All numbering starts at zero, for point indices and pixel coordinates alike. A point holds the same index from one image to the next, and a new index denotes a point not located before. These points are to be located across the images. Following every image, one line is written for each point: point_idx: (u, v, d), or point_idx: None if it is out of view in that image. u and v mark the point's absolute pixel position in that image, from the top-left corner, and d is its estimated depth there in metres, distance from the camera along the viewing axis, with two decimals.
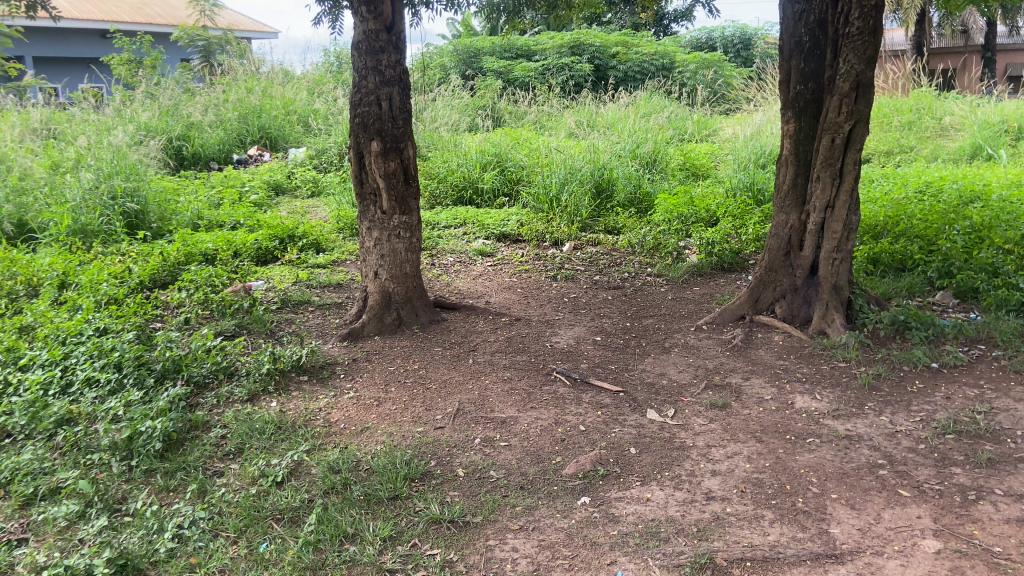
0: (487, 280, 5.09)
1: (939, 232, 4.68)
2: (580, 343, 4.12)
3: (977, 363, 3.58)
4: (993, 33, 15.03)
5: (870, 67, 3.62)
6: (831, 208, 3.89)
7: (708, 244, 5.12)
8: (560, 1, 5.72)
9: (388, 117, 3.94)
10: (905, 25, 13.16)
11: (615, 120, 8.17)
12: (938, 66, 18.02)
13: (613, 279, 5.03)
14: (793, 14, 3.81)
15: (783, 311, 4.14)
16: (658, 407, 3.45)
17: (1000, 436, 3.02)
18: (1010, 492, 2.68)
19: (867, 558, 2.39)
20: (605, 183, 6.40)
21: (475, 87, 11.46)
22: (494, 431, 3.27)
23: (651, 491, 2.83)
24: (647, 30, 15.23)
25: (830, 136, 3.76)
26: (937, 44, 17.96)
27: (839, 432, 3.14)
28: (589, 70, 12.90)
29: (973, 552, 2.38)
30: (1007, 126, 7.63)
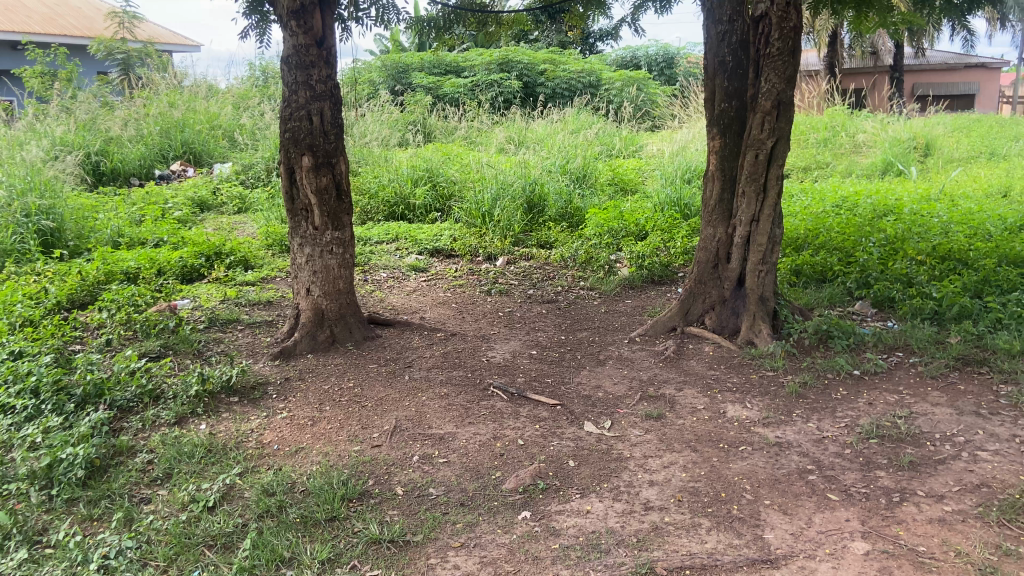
0: (420, 295, 5.04)
1: (856, 244, 4.90)
2: (516, 357, 4.12)
3: (896, 369, 3.73)
4: (899, 55, 15.91)
5: (790, 87, 3.78)
6: (756, 221, 4.03)
7: (639, 258, 5.20)
8: (490, 19, 5.84)
9: (320, 132, 3.88)
10: (818, 46, 13.81)
11: (545, 137, 8.28)
12: (849, 85, 18.95)
13: (547, 292, 5.06)
14: (716, 35, 4.02)
15: (713, 322, 4.25)
16: (595, 419, 3.48)
17: (920, 440, 3.16)
18: (932, 493, 2.81)
19: (800, 562, 2.47)
20: (537, 199, 6.46)
21: (405, 102, 11.41)
22: (432, 447, 3.23)
23: (591, 503, 2.85)
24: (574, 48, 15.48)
25: (754, 152, 3.90)
26: (848, 64, 18.90)
27: (769, 440, 3.24)
28: (518, 87, 13.03)
29: (899, 552, 2.49)
30: (915, 143, 8.05)
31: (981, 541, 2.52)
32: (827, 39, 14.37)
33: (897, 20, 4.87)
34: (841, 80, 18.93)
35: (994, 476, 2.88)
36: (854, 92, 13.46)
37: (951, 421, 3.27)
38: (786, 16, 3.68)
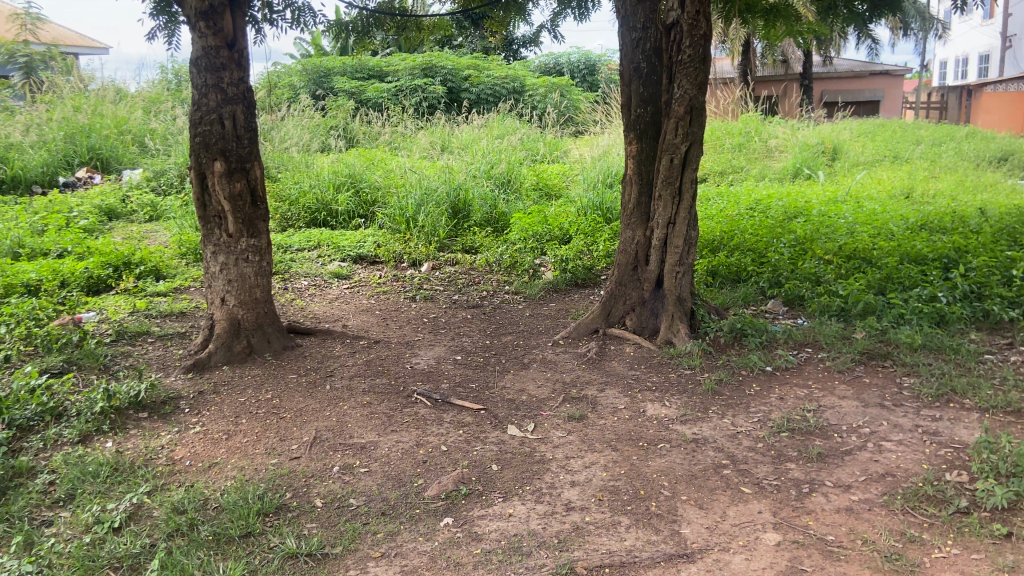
0: (343, 303, 4.95)
1: (768, 245, 5.09)
2: (440, 363, 4.09)
3: (806, 365, 3.86)
4: (810, 63, 16.58)
5: (702, 93, 3.90)
6: (672, 224, 4.13)
7: (562, 261, 5.23)
8: (410, 23, 5.83)
9: (232, 137, 3.77)
10: (734, 54, 14.27)
11: (469, 142, 8.26)
12: (764, 92, 19.63)
13: (472, 297, 5.05)
14: (630, 42, 4.13)
15: (633, 323, 4.32)
16: (518, 422, 3.49)
17: (828, 432, 3.29)
18: (839, 483, 2.93)
19: (715, 555, 2.54)
20: (461, 204, 6.45)
21: (326, 107, 11.22)
22: (353, 457, 3.18)
23: (512, 506, 2.85)
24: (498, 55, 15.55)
25: (669, 156, 4.00)
26: (762, 72, 19.58)
27: (687, 437, 3.31)
28: (442, 92, 12.97)
29: (809, 542, 2.60)
30: (824, 148, 8.40)
31: (885, 529, 2.64)
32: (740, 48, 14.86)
33: (805, 29, 5.06)
34: (755, 88, 19.59)
35: (897, 465, 3.01)
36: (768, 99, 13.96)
37: (857, 412, 3.40)
38: (696, 24, 3.80)
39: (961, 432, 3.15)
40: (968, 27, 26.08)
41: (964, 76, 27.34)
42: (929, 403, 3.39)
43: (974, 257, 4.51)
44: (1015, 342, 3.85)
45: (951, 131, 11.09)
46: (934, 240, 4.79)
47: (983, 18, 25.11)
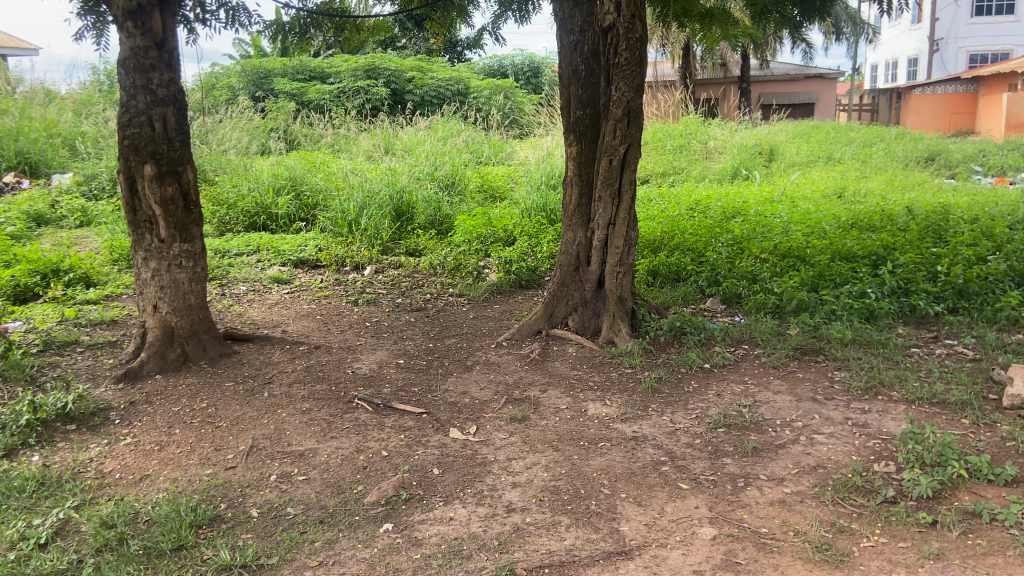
0: (282, 308, 4.86)
1: (707, 245, 5.19)
2: (382, 368, 4.05)
3: (742, 361, 3.95)
4: (748, 67, 16.98)
5: (638, 95, 3.95)
6: (613, 225, 4.17)
7: (506, 263, 5.24)
8: (349, 25, 5.78)
9: (163, 139, 3.68)
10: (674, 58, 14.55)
11: (412, 144, 8.22)
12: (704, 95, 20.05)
13: (415, 300, 5.02)
14: (569, 44, 4.16)
15: (575, 324, 4.35)
16: (461, 425, 3.47)
17: (763, 426, 3.36)
18: (772, 476, 3.00)
19: (653, 551, 2.58)
20: (404, 206, 6.40)
21: (266, 108, 11.01)
22: (291, 465, 3.12)
23: (453, 510, 2.84)
24: (442, 56, 15.52)
25: (608, 158, 4.04)
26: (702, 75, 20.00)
27: (627, 435, 3.35)
28: (385, 94, 12.86)
29: (743, 535, 2.65)
30: (761, 149, 8.61)
31: (816, 520, 2.71)
32: (680, 50, 15.12)
33: (738, 33, 5.18)
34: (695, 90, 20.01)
35: (828, 457, 3.09)
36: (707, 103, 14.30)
37: (791, 407, 3.48)
38: (632, 27, 3.84)
39: (889, 423, 3.26)
40: (898, 32, 27.09)
41: (894, 79, 28.35)
42: (859, 396, 3.50)
43: (901, 254, 4.67)
44: (940, 335, 4.00)
45: (882, 132, 11.48)
46: (864, 238, 4.94)
47: (911, 22, 26.06)
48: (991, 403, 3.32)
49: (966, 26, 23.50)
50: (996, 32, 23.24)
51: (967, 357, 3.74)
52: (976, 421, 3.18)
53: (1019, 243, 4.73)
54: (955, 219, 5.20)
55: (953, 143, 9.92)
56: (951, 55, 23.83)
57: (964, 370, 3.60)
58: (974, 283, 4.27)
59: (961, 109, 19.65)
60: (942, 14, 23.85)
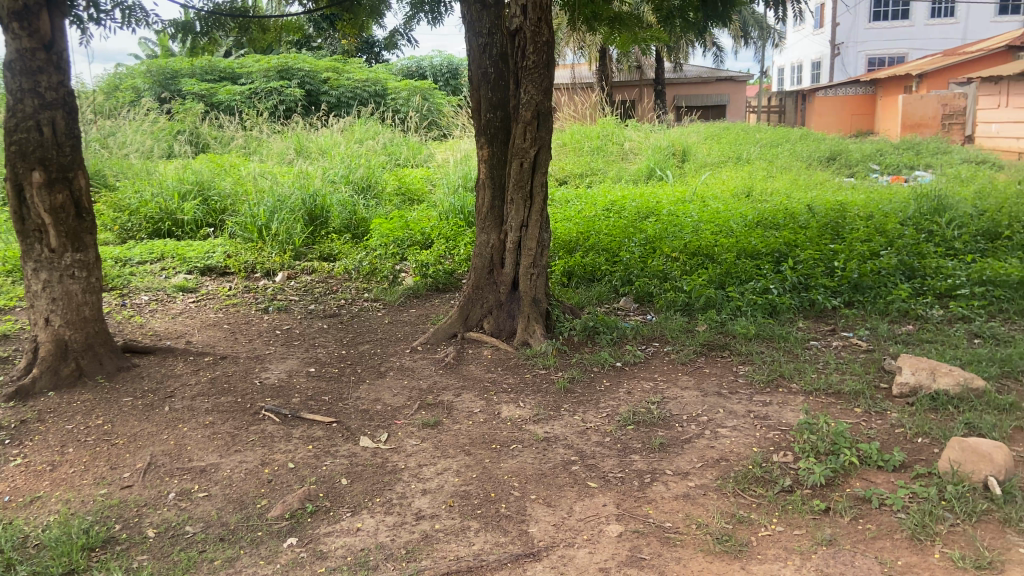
0: (187, 318, 4.69)
1: (621, 245, 5.27)
2: (292, 377, 3.96)
3: (652, 359, 4.02)
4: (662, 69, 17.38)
5: (547, 98, 3.97)
6: (525, 227, 4.19)
7: (422, 266, 5.20)
8: (254, 26, 5.63)
9: (52, 145, 3.49)
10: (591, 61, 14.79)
11: (328, 147, 8.08)
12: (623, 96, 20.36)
13: (329, 306, 4.92)
14: (477, 47, 4.15)
15: (490, 326, 4.34)
16: (371, 433, 3.42)
17: (670, 422, 3.43)
18: (678, 471, 3.07)
19: (560, 551, 2.60)
20: (318, 210, 6.29)
21: (172, 110, 10.63)
22: (192, 481, 3.02)
23: (361, 520, 2.79)
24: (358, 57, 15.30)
25: (519, 160, 4.05)
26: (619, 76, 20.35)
27: (538, 436, 3.37)
28: (300, 96, 12.61)
29: (648, 530, 2.70)
30: (675, 150, 8.82)
31: (718, 511, 2.79)
32: (597, 52, 15.36)
33: (647, 36, 5.27)
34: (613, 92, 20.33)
35: (730, 449, 3.18)
36: (622, 106, 14.65)
37: (697, 402, 3.57)
38: (539, 31, 3.85)
39: (788, 415, 3.37)
40: (804, 36, 28.24)
41: (800, 80, 29.54)
42: (761, 389, 3.61)
43: (802, 251, 4.86)
44: (837, 328, 4.17)
45: (788, 132, 11.95)
46: (768, 236, 5.11)
47: (815, 27, 27.22)
48: (881, 392, 3.49)
49: (865, 31, 24.71)
50: (891, 36, 24.52)
51: (861, 348, 3.92)
52: (869, 410, 3.33)
53: (909, 238, 4.99)
54: (851, 217, 5.43)
55: (851, 143, 10.42)
56: (851, 59, 25.00)
57: (858, 360, 3.76)
58: (868, 277, 4.47)
59: (861, 110, 20.71)
60: (843, 19, 24.99)
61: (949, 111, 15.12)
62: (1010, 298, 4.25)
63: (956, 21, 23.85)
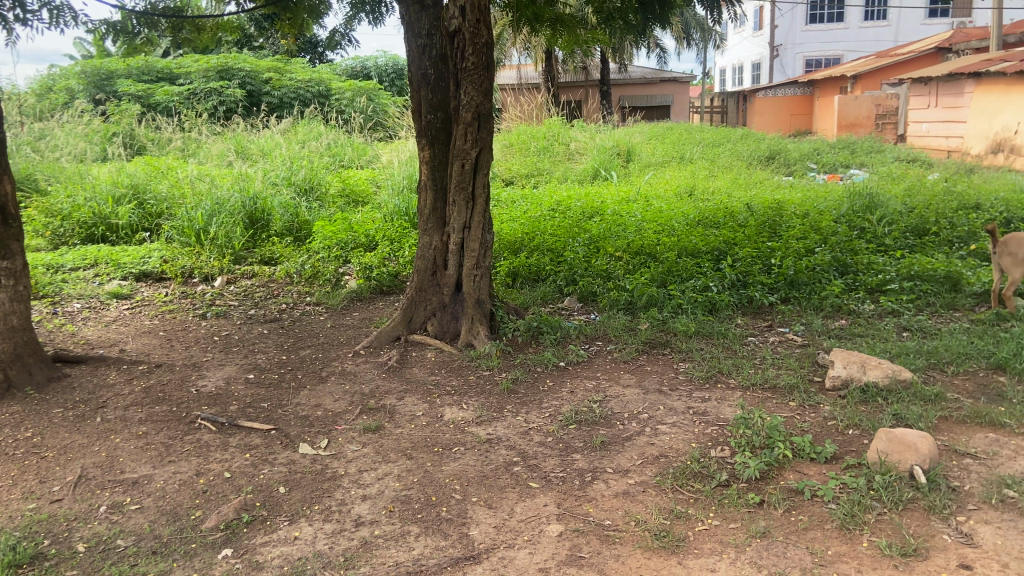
0: (121, 326, 4.56)
1: (565, 244, 5.30)
2: (230, 384, 3.87)
3: (595, 358, 4.05)
4: (607, 70, 17.59)
5: (488, 100, 3.97)
6: (468, 228, 4.18)
7: (366, 269, 5.14)
8: (188, 26, 5.51)
9: None
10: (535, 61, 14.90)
11: (270, 148, 7.95)
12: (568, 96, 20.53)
13: (269, 311, 4.83)
14: (416, 48, 4.10)
15: (434, 328, 4.32)
16: (311, 440, 3.37)
17: (612, 420, 3.46)
18: (618, 468, 3.10)
19: (500, 553, 2.60)
20: (259, 213, 6.18)
21: (106, 111, 10.33)
22: (124, 494, 2.93)
23: (299, 529, 2.75)
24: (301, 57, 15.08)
25: (460, 162, 4.04)
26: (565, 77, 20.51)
27: (481, 438, 3.36)
28: (241, 96, 12.37)
29: (588, 529, 2.72)
30: (619, 150, 8.91)
31: (656, 508, 2.82)
32: (543, 53, 15.43)
33: (586, 38, 5.22)
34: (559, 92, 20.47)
35: (670, 446, 3.22)
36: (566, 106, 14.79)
37: (638, 400, 3.61)
38: (478, 32, 3.85)
39: (726, 410, 3.44)
40: (745, 38, 28.84)
41: (740, 82, 30.20)
42: (700, 385, 3.67)
43: (741, 249, 4.96)
44: (774, 324, 4.26)
45: (730, 132, 12.19)
46: (708, 235, 5.20)
47: (755, 29, 27.84)
48: (815, 385, 3.59)
49: (802, 33, 25.37)
50: (827, 38, 25.22)
51: (796, 343, 4.01)
52: (803, 404, 3.42)
53: (842, 235, 5.13)
54: (788, 215, 5.56)
55: (788, 143, 10.69)
56: (788, 60, 25.62)
57: (793, 355, 3.86)
58: (803, 273, 4.58)
59: (799, 111, 21.28)
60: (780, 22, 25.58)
61: (882, 111, 15.71)
62: (936, 292, 4.42)
63: (888, 23, 24.48)
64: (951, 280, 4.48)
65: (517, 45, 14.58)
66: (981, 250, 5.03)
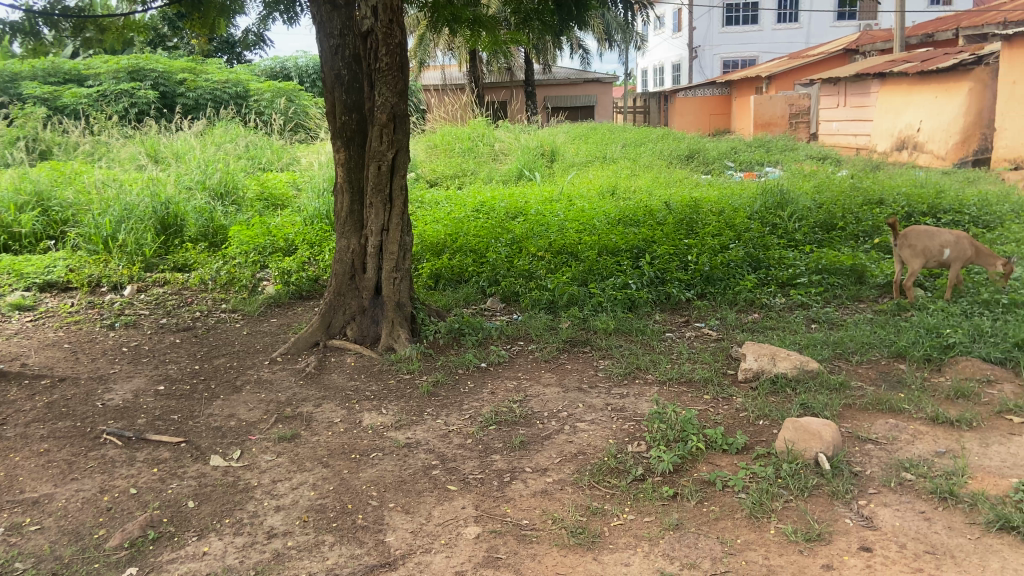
0: (23, 339, 4.33)
1: (488, 245, 5.30)
2: (139, 397, 3.72)
3: (517, 358, 4.06)
4: (531, 72, 17.70)
5: (403, 101, 3.92)
6: (386, 230, 4.13)
7: (284, 274, 5.03)
8: (90, 25, 5.25)
9: None
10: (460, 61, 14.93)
11: (184, 151, 7.70)
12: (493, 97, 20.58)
13: (183, 319, 4.67)
14: (329, 48, 4.00)
15: (353, 333, 4.25)
16: (223, 451, 3.27)
17: (532, 420, 3.47)
18: (537, 468, 3.11)
19: (417, 558, 2.57)
20: (171, 219, 5.99)
21: (7, 114, 9.81)
22: (22, 515, 2.78)
23: (208, 543, 2.66)
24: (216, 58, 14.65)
25: (377, 163, 3.99)
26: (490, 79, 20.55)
27: (399, 442, 3.32)
28: (154, 98, 11.97)
29: (505, 529, 2.71)
30: (544, 150, 8.98)
31: (573, 505, 2.84)
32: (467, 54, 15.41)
33: (505, 39, 5.23)
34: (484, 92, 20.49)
35: (588, 443, 3.25)
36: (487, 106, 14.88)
37: (558, 399, 3.63)
38: (391, 33, 3.81)
39: (643, 405, 3.49)
40: (665, 40, 29.51)
41: (661, 83, 30.86)
42: (619, 381, 3.72)
43: (659, 246, 5.05)
44: (691, 319, 4.36)
45: (653, 132, 12.44)
46: (629, 233, 5.28)
47: (673, 30, 28.49)
48: (728, 378, 3.68)
49: (719, 35, 26.04)
50: (742, 40, 25.97)
51: (711, 337, 4.11)
52: (716, 396, 3.50)
53: (755, 232, 5.29)
54: (704, 212, 5.70)
55: (707, 142, 10.97)
56: (708, 61, 26.37)
57: (708, 349, 3.95)
58: (718, 269, 4.71)
59: (718, 111, 21.88)
60: (699, 23, 26.30)
61: (795, 110, 16.27)
62: (843, 285, 4.61)
63: (799, 27, 25.34)
64: (856, 272, 4.69)
65: (437, 46, 14.51)
66: (884, 244, 5.28)
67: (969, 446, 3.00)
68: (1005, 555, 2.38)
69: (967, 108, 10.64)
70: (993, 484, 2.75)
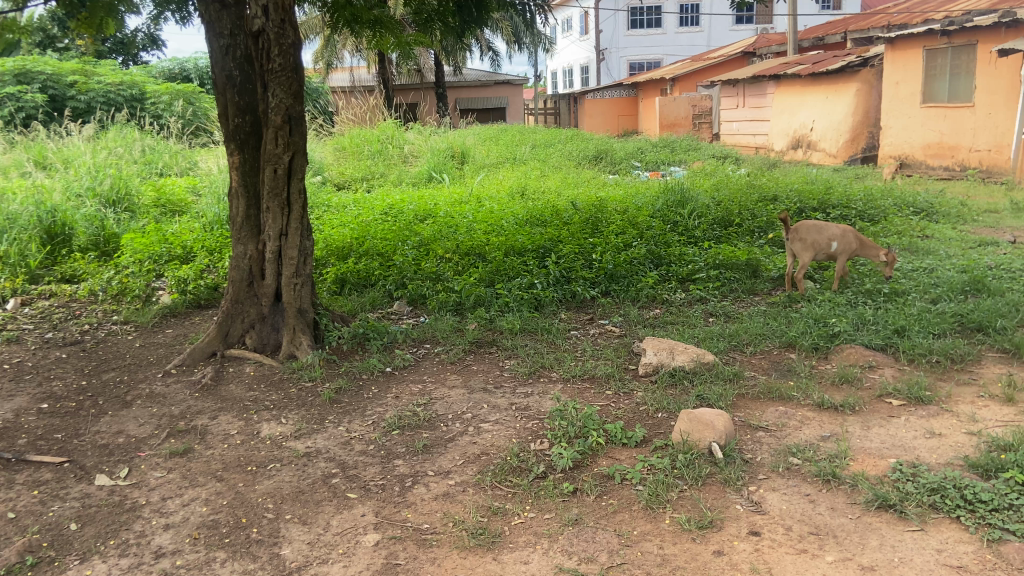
0: None
1: (395, 248, 5.25)
2: (19, 416, 3.51)
3: (422, 361, 4.03)
4: (441, 74, 17.68)
5: (298, 102, 3.83)
6: (285, 235, 4.04)
7: (181, 283, 4.85)
8: None
9: None
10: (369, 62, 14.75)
11: (73, 157, 7.34)
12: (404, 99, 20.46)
13: (70, 334, 4.44)
14: (219, 48, 3.86)
15: (253, 341, 4.15)
16: (109, 470, 3.11)
17: (436, 423, 3.45)
18: (439, 470, 3.09)
19: (313, 569, 2.51)
20: (57, 228, 5.69)
21: None
22: None
23: (90, 567, 2.52)
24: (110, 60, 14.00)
25: (273, 167, 3.88)
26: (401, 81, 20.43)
27: (298, 452, 3.24)
28: (42, 101, 11.35)
29: (406, 535, 2.68)
30: (454, 152, 8.97)
31: (474, 506, 2.83)
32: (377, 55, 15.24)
33: (409, 41, 5.00)
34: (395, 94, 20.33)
35: (491, 443, 3.26)
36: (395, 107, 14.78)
37: (463, 400, 3.62)
38: (284, 33, 3.70)
39: (546, 404, 3.52)
40: (574, 42, 29.95)
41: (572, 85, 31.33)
42: (523, 381, 3.75)
43: (564, 246, 5.11)
44: (595, 317, 4.43)
45: (562, 134, 12.62)
46: (535, 233, 5.32)
47: (582, 33, 28.98)
48: (629, 372, 3.76)
49: (626, 38, 26.54)
50: (648, 42, 26.58)
51: (614, 334, 4.18)
52: (617, 392, 3.57)
53: (656, 229, 5.43)
54: (608, 212, 5.81)
55: (615, 142, 11.20)
56: (614, 64, 26.86)
57: (611, 346, 4.02)
58: (621, 267, 4.81)
59: (627, 112, 22.38)
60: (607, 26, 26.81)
61: (699, 111, 16.79)
62: (739, 279, 4.79)
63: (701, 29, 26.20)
64: (751, 267, 4.89)
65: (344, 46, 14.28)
66: (778, 239, 5.52)
67: (852, 429, 3.14)
68: (883, 533, 2.50)
69: (855, 108, 11.21)
70: (873, 464, 2.89)
